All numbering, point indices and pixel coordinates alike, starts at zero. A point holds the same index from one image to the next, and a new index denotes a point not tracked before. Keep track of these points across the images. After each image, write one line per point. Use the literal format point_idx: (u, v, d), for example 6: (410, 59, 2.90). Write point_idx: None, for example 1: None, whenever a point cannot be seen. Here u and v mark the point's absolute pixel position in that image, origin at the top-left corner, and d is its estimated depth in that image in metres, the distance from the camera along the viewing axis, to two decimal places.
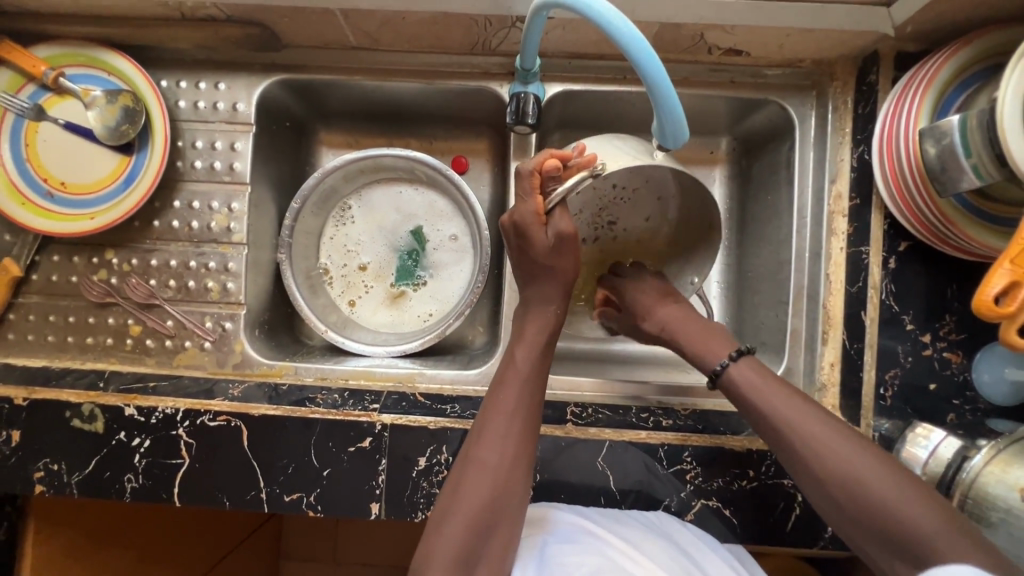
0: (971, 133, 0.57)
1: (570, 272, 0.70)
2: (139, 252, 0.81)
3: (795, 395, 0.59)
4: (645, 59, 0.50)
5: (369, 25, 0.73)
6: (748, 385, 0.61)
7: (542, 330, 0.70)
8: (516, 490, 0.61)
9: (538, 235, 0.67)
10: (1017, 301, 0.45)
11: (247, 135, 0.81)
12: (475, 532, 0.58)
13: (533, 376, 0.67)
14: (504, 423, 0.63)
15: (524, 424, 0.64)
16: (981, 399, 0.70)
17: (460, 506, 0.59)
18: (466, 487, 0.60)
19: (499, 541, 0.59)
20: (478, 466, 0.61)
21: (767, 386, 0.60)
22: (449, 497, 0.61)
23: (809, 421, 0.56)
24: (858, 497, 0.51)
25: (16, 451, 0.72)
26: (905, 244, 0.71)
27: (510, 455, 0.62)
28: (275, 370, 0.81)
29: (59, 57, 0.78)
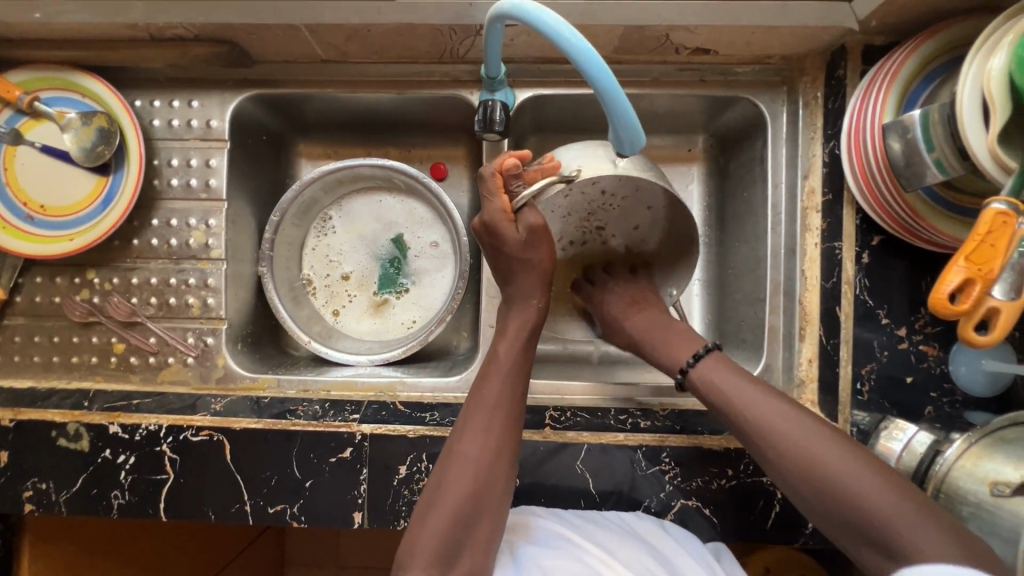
0: (933, 127, 0.57)
1: (546, 262, 0.70)
2: (120, 271, 0.82)
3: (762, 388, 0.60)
4: (594, 69, 0.50)
5: (336, 38, 0.74)
6: (707, 380, 0.64)
7: (523, 326, 0.70)
8: (497, 484, 0.61)
9: (510, 233, 0.67)
10: (971, 298, 0.46)
11: (222, 151, 0.82)
12: (457, 525, 0.58)
13: (514, 372, 0.67)
14: (485, 416, 0.64)
15: (506, 417, 0.64)
16: (959, 391, 0.70)
17: (442, 500, 0.59)
18: (448, 482, 0.60)
19: (481, 536, 0.59)
20: (460, 459, 0.61)
21: (734, 379, 0.62)
22: (431, 492, 0.60)
23: (777, 411, 0.57)
24: (828, 481, 0.52)
25: (5, 471, 0.73)
26: (877, 238, 0.71)
27: (491, 448, 0.62)
28: (258, 383, 0.82)
29: (33, 81, 0.79)
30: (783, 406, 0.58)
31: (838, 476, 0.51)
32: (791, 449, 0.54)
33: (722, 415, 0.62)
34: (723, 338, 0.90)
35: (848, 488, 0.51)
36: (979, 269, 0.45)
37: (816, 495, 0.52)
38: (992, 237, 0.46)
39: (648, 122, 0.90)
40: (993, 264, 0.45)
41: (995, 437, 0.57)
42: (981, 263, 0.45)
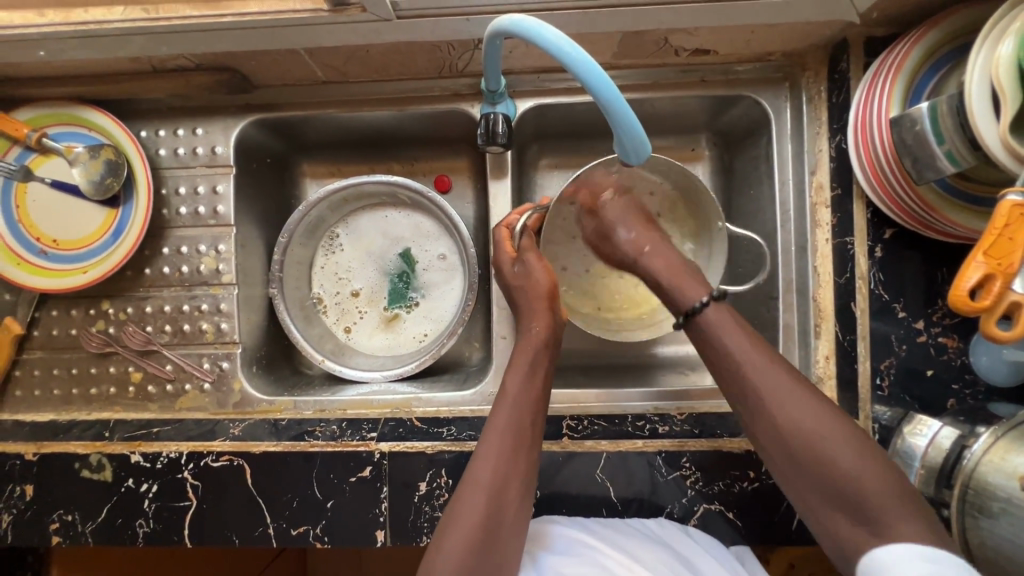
0: (942, 120, 0.56)
1: (545, 289, 0.70)
2: (133, 301, 0.83)
3: (766, 353, 0.58)
4: (596, 81, 0.50)
5: (335, 59, 0.74)
6: (717, 335, 0.60)
7: (531, 350, 0.68)
8: (510, 512, 0.59)
9: (504, 266, 0.73)
10: (992, 294, 0.45)
11: (228, 177, 0.83)
12: (470, 556, 0.55)
13: (524, 395, 0.65)
14: (497, 440, 0.62)
15: (518, 441, 0.62)
16: (981, 381, 0.69)
17: (455, 527, 0.57)
18: (460, 508, 0.58)
19: (496, 566, 0.57)
20: (473, 485, 0.59)
21: (735, 342, 0.59)
22: (445, 520, 0.59)
23: (779, 380, 0.56)
24: (817, 455, 0.52)
25: (31, 505, 0.74)
26: (890, 231, 0.70)
27: (502, 472, 0.60)
28: (275, 406, 0.82)
29: (40, 118, 0.80)
30: (785, 374, 0.56)
31: (825, 453, 0.52)
32: (783, 420, 0.54)
33: (720, 378, 0.60)
34: None
35: (835, 466, 0.51)
36: (999, 264, 0.45)
37: (801, 469, 0.53)
38: (1010, 230, 0.45)
39: (649, 125, 0.89)
40: (1013, 258, 0.45)
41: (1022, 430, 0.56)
42: (1000, 258, 0.45)
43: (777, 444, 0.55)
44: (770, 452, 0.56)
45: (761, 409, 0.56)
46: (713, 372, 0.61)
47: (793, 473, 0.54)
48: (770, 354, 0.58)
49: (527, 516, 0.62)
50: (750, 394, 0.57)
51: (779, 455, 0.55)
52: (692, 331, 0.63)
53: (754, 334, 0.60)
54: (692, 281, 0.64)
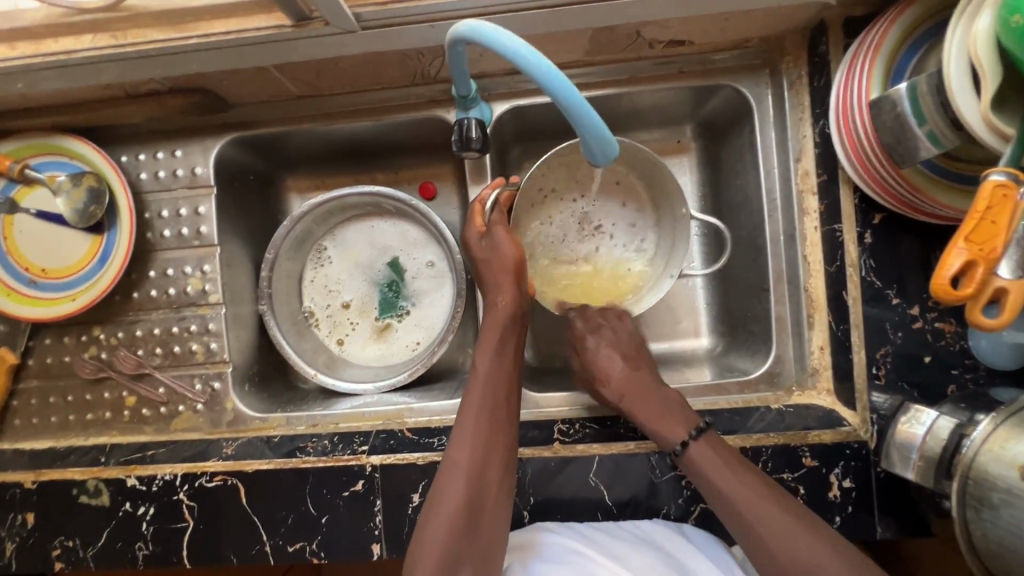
0: (922, 100, 0.54)
1: (511, 262, 0.70)
2: (123, 325, 0.84)
3: (755, 479, 0.61)
4: (553, 81, 0.49)
5: (307, 73, 0.74)
6: (705, 464, 0.63)
7: (500, 325, 0.68)
8: (491, 492, 0.60)
9: (473, 238, 0.73)
10: (974, 281, 0.43)
11: (209, 198, 0.83)
12: (454, 539, 0.56)
13: (498, 373, 0.66)
14: (473, 423, 0.62)
15: (495, 418, 0.63)
16: (982, 365, 0.66)
17: (438, 514, 0.57)
18: (441, 494, 0.59)
19: (484, 550, 0.57)
20: (451, 470, 0.60)
21: (728, 475, 0.61)
22: (428, 508, 0.59)
23: (782, 518, 0.57)
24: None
25: (33, 532, 0.75)
26: (879, 216, 0.68)
27: (480, 453, 0.61)
28: (268, 423, 0.82)
29: (22, 149, 0.80)
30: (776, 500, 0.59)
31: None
32: (797, 553, 0.55)
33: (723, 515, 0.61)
34: (731, 332, 0.88)
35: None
36: (981, 249, 0.43)
37: None
38: (992, 212, 0.44)
39: (632, 121, 0.88)
40: (995, 242, 0.43)
41: (1022, 415, 0.54)
42: (982, 243, 0.43)
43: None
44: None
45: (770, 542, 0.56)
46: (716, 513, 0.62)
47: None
48: (757, 478, 0.61)
49: (511, 493, 0.62)
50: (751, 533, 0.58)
51: None
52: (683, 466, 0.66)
53: (735, 454, 0.64)
54: (678, 419, 0.67)
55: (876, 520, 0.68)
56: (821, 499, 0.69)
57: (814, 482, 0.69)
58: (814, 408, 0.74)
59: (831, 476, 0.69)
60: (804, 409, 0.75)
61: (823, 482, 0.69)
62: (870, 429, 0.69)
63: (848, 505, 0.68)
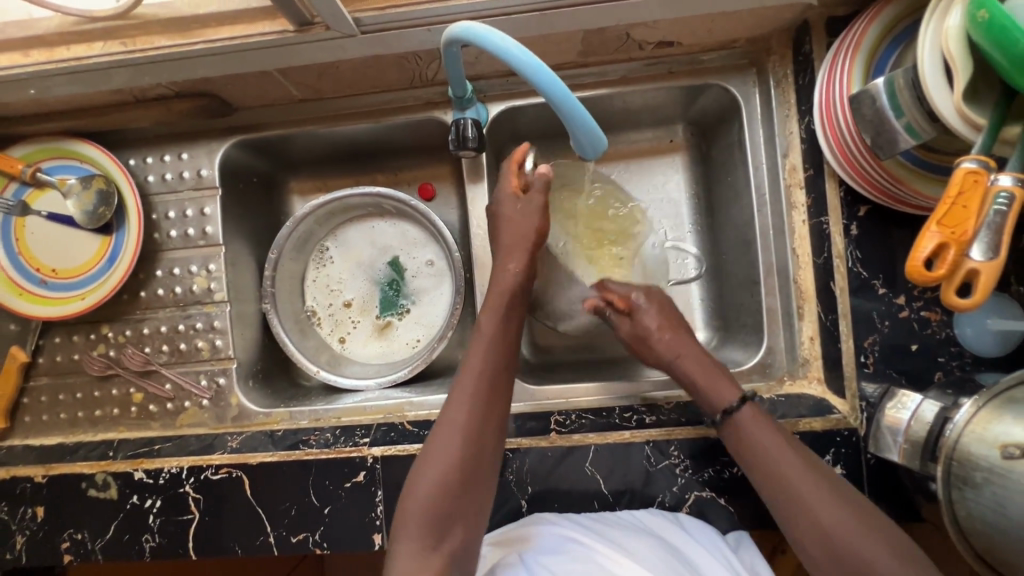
0: (899, 93, 0.57)
1: (537, 231, 0.72)
2: (131, 323, 0.86)
3: (790, 444, 0.62)
4: (541, 77, 0.52)
5: (308, 77, 0.77)
6: (747, 431, 0.64)
7: (507, 291, 0.70)
8: (485, 454, 0.62)
9: (507, 204, 0.73)
10: (947, 263, 0.45)
11: (214, 198, 0.85)
12: (445, 494, 0.59)
13: (501, 339, 0.68)
14: (472, 385, 0.64)
15: (495, 384, 0.65)
16: (966, 353, 0.68)
17: (432, 467, 0.60)
18: (436, 449, 0.61)
19: (472, 507, 0.60)
20: (449, 426, 0.62)
21: (771, 442, 0.62)
22: (421, 461, 0.61)
23: (807, 482, 0.59)
24: (842, 548, 0.55)
25: (43, 525, 0.76)
26: (864, 209, 0.70)
27: (478, 415, 0.63)
28: (272, 418, 0.84)
29: (33, 153, 0.83)
30: (807, 463, 0.60)
31: (849, 541, 0.55)
32: (816, 512, 0.57)
33: (760, 483, 0.62)
34: (725, 325, 0.90)
35: (854, 555, 0.54)
36: (953, 232, 0.45)
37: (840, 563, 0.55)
38: (964, 198, 0.46)
39: (626, 120, 0.91)
40: (965, 226, 0.45)
41: (1002, 398, 0.56)
42: (954, 226, 0.45)
43: (808, 540, 0.57)
44: (817, 562, 0.56)
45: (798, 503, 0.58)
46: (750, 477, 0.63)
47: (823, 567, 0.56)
48: (793, 444, 0.62)
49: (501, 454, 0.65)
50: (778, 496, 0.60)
51: (817, 549, 0.56)
52: (727, 427, 0.67)
53: (772, 420, 0.65)
54: (725, 385, 0.69)
55: None
56: None
57: None
58: (805, 398, 0.76)
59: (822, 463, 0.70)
60: (796, 398, 0.76)
61: None
62: (859, 416, 0.70)
63: None
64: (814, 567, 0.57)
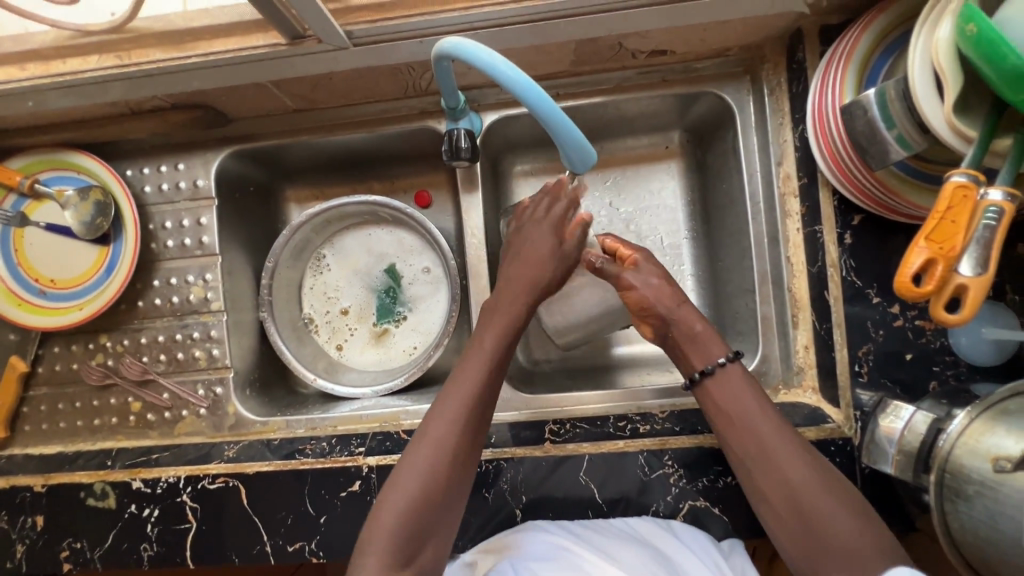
0: (890, 105, 0.56)
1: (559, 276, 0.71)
2: (129, 333, 0.87)
3: (774, 416, 0.62)
4: (529, 92, 0.52)
5: (302, 88, 0.77)
6: (728, 398, 0.64)
7: (512, 315, 0.69)
8: (463, 465, 0.62)
9: (548, 240, 0.71)
10: (935, 279, 0.45)
11: (210, 208, 0.86)
12: (421, 505, 0.59)
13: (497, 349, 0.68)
14: (460, 389, 0.64)
15: (481, 397, 0.64)
16: (962, 362, 0.67)
17: (413, 466, 0.61)
18: (418, 449, 0.62)
19: (451, 505, 0.61)
20: (433, 426, 0.63)
21: (745, 403, 0.62)
22: (399, 471, 0.61)
23: (780, 450, 0.59)
24: (813, 524, 0.55)
25: (42, 534, 0.77)
26: (858, 217, 0.70)
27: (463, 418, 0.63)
28: (269, 427, 0.84)
29: (32, 165, 0.84)
30: (789, 436, 0.60)
31: (822, 520, 0.55)
32: (787, 486, 0.58)
33: (728, 440, 0.63)
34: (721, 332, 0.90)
35: (823, 535, 0.54)
36: (941, 248, 0.45)
37: (812, 535, 0.55)
38: (952, 213, 0.46)
39: (621, 127, 0.91)
40: (954, 242, 0.45)
41: (996, 409, 0.55)
42: (942, 242, 0.45)
43: (779, 513, 0.58)
44: (789, 529, 0.57)
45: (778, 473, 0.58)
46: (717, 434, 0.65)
47: (796, 544, 0.56)
48: (778, 415, 0.62)
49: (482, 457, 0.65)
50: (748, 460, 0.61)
51: (791, 518, 0.57)
52: (700, 391, 0.66)
53: (760, 389, 0.64)
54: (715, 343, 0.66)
55: None
56: None
57: None
58: (800, 406, 0.76)
59: None
60: (791, 406, 0.76)
61: None
62: (854, 425, 0.70)
63: None
64: (787, 541, 0.57)
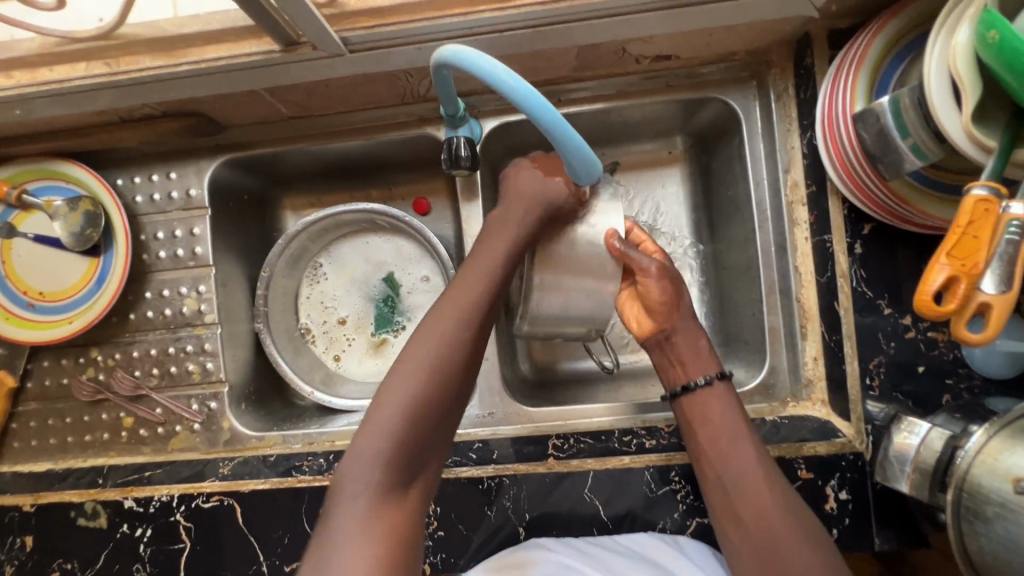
0: (905, 113, 0.55)
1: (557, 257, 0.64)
2: (120, 346, 0.85)
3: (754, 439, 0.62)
4: (526, 97, 0.49)
5: (297, 96, 0.75)
6: (708, 418, 0.63)
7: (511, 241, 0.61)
8: (455, 398, 0.55)
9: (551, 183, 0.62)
10: (958, 297, 0.44)
11: (204, 218, 0.84)
12: (419, 419, 0.52)
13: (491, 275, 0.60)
14: (456, 308, 0.57)
15: (478, 319, 0.57)
16: (977, 375, 0.65)
17: (405, 388, 0.52)
18: (411, 368, 0.53)
19: (436, 443, 0.54)
20: (425, 345, 0.54)
21: (727, 423, 0.62)
22: (382, 394, 0.52)
23: (757, 470, 0.59)
24: (778, 544, 0.55)
25: (31, 555, 0.75)
26: (868, 226, 0.68)
27: (461, 344, 0.55)
28: (265, 442, 0.83)
29: (19, 174, 0.82)
30: (767, 462, 0.60)
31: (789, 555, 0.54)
32: (760, 510, 0.57)
33: (704, 459, 0.63)
34: (727, 343, 0.88)
35: (785, 555, 0.54)
36: (963, 264, 0.44)
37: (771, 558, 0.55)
38: (974, 228, 0.44)
39: (624, 133, 0.89)
40: (977, 258, 0.43)
41: (1014, 427, 0.54)
42: (964, 258, 0.44)
43: (742, 525, 0.58)
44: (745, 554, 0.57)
45: (749, 494, 0.58)
46: (687, 444, 0.65)
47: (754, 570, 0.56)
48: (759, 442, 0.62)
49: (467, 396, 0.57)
50: (723, 471, 0.60)
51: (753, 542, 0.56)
52: (679, 402, 0.66)
53: (744, 411, 0.64)
54: (707, 358, 0.66)
55: (874, 532, 0.67)
56: (818, 512, 0.68)
57: (810, 496, 0.68)
58: (809, 420, 0.74)
59: (827, 489, 0.68)
60: (799, 420, 0.74)
61: (819, 495, 0.68)
62: (865, 440, 0.69)
63: (845, 517, 0.68)
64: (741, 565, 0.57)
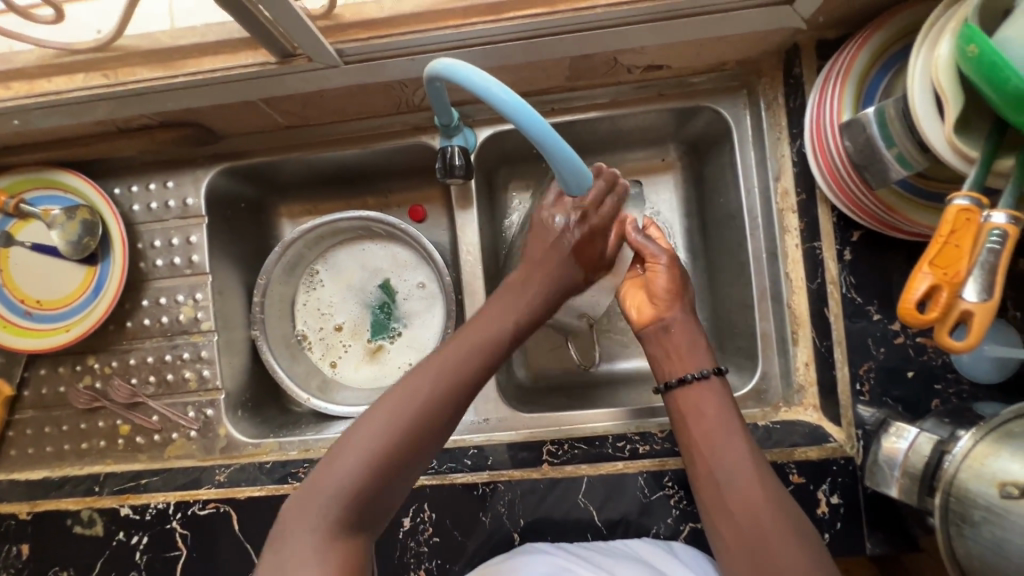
0: (890, 123, 0.56)
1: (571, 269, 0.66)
2: (117, 354, 0.85)
3: (744, 441, 0.61)
4: (517, 109, 0.50)
5: (293, 106, 0.76)
6: (700, 414, 0.63)
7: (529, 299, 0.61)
8: (426, 445, 0.54)
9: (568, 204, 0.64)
10: (940, 305, 0.45)
11: (201, 227, 0.84)
12: (384, 463, 0.52)
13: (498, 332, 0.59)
14: (452, 357, 0.57)
15: (471, 372, 0.57)
16: (965, 379, 0.66)
17: (377, 427, 0.52)
18: (387, 408, 0.53)
19: (398, 488, 0.53)
20: (410, 390, 0.54)
21: (717, 423, 0.62)
22: (356, 429, 0.53)
23: (747, 472, 0.59)
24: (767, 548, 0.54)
25: (27, 563, 0.75)
26: (857, 233, 0.69)
27: (445, 395, 0.55)
28: (261, 449, 0.83)
29: (17, 184, 0.82)
30: (758, 464, 0.60)
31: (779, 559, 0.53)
32: (750, 511, 0.57)
33: (695, 456, 0.62)
34: (720, 348, 0.89)
35: (775, 558, 0.53)
36: (945, 273, 0.45)
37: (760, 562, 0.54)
38: (956, 236, 0.45)
39: (617, 141, 0.90)
40: (958, 267, 0.44)
41: (1001, 432, 0.54)
42: (946, 267, 0.45)
43: (733, 524, 0.57)
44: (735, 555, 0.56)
45: (737, 497, 0.58)
46: (680, 438, 0.64)
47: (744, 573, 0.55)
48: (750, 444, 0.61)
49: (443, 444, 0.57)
50: (716, 466, 0.60)
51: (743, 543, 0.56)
52: (670, 395, 0.66)
53: (737, 413, 0.63)
54: (700, 353, 0.66)
55: (865, 535, 0.68)
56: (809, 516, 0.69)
57: (802, 500, 0.69)
58: (800, 424, 0.75)
59: (818, 494, 0.69)
60: (791, 425, 0.75)
61: (811, 500, 0.69)
62: (855, 444, 0.69)
63: (837, 521, 0.68)
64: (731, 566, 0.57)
